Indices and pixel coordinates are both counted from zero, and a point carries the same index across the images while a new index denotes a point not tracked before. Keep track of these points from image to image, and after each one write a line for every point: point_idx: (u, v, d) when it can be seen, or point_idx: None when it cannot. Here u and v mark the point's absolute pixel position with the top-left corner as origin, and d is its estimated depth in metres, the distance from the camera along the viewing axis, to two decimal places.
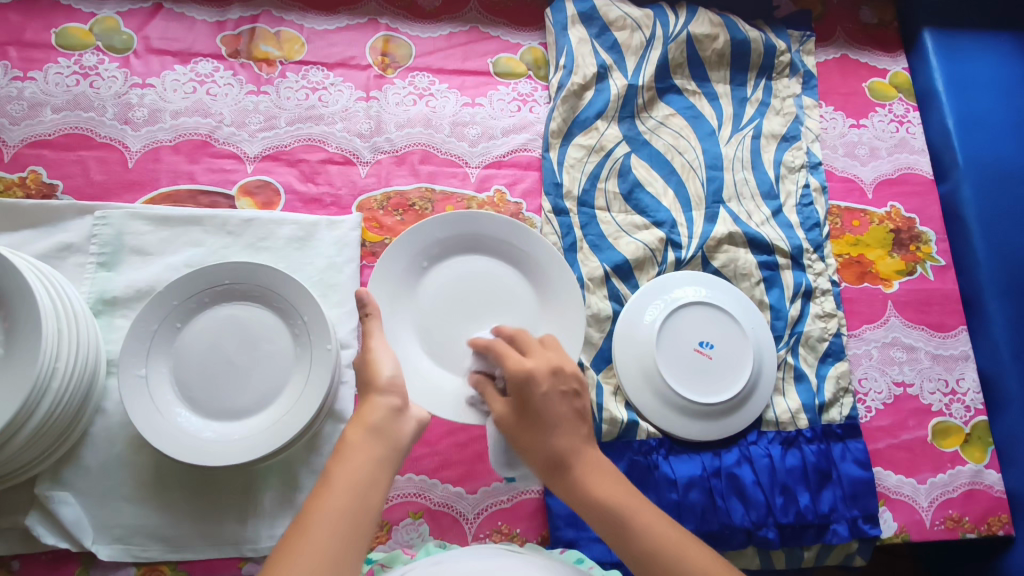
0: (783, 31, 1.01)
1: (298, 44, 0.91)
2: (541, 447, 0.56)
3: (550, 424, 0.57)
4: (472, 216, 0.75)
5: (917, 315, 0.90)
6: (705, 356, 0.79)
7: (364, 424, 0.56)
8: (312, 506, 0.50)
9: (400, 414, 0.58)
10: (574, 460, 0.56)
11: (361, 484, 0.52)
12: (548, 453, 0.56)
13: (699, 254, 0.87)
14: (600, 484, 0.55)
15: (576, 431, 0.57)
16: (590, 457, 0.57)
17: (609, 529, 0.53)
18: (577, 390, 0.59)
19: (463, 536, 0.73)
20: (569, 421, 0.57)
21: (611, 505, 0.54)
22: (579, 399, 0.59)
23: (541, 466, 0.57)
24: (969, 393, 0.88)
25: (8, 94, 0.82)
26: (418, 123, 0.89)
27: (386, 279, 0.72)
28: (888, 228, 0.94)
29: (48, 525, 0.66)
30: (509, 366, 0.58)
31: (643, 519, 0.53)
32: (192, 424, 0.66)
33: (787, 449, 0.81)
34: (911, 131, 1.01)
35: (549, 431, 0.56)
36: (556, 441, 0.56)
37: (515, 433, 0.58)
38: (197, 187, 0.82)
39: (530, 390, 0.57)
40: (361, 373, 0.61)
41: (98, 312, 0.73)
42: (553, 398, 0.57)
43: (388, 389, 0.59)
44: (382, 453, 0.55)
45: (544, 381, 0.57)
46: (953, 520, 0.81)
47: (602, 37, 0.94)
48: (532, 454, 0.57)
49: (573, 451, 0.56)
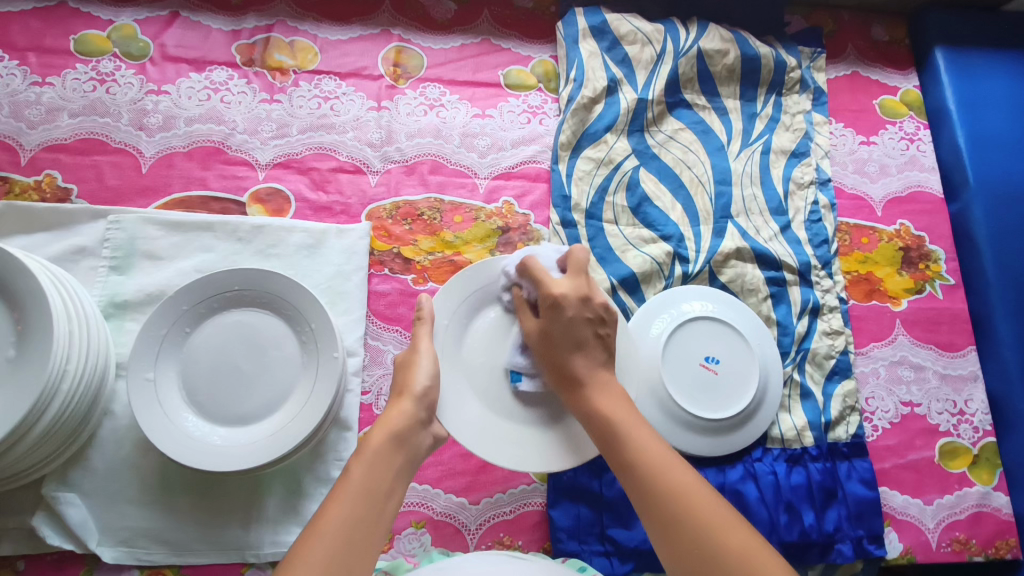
0: (793, 48, 1.01)
1: (311, 54, 0.92)
2: (562, 359, 0.64)
3: (576, 344, 0.64)
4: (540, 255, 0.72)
5: (926, 333, 0.90)
6: (711, 371, 0.79)
7: (388, 429, 0.58)
8: (330, 507, 0.51)
9: (423, 426, 0.61)
10: (589, 382, 0.63)
11: (374, 491, 0.54)
12: (567, 367, 0.64)
13: (706, 269, 0.87)
14: (608, 403, 0.62)
15: (594, 357, 0.65)
16: (604, 382, 0.64)
17: (605, 437, 0.60)
18: (602, 318, 0.66)
19: (465, 547, 0.73)
20: (592, 347, 0.65)
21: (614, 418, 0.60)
22: (604, 327, 0.66)
23: (559, 380, 0.65)
24: (978, 414, 0.87)
25: (27, 98, 0.83)
26: (429, 134, 0.90)
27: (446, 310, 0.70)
28: (897, 246, 0.94)
29: (54, 526, 0.67)
30: (546, 287, 0.66)
31: (635, 436, 0.59)
32: (198, 429, 0.67)
33: (792, 466, 0.80)
34: (921, 149, 1.00)
35: (571, 353, 0.64)
36: (576, 362, 0.64)
37: (540, 350, 0.66)
38: (209, 193, 0.83)
39: (560, 313, 0.64)
40: (401, 374, 0.64)
41: (109, 315, 0.74)
42: (577, 323, 0.65)
43: (421, 399, 0.62)
44: (400, 464, 0.58)
45: (572, 307, 0.65)
46: (960, 542, 0.80)
47: (613, 51, 0.95)
48: (553, 371, 0.65)
49: (589, 375, 0.64)
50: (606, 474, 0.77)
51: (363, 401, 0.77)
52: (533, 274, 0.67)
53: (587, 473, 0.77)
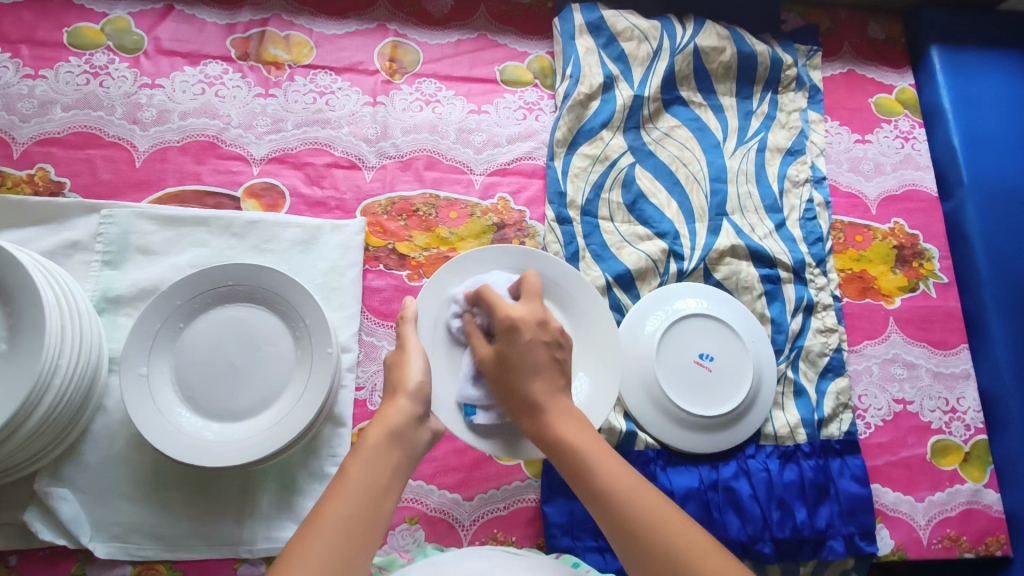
0: (790, 45, 1.01)
1: (306, 48, 0.91)
2: (519, 388, 0.59)
3: (529, 369, 0.59)
4: (544, 258, 0.73)
5: (919, 332, 0.90)
6: (705, 368, 0.79)
7: (385, 426, 0.56)
8: (327, 505, 0.50)
9: (421, 421, 0.59)
10: (546, 406, 0.58)
11: (375, 490, 0.52)
12: (523, 395, 0.59)
13: (701, 266, 0.87)
14: (569, 428, 0.57)
15: (553, 381, 0.60)
16: (560, 404, 0.59)
17: (523, 414, 0.59)
18: (559, 343, 0.61)
19: (459, 542, 0.73)
20: (549, 371, 0.60)
21: (531, 394, 0.58)
22: (561, 351, 0.61)
23: (516, 406, 0.59)
24: (969, 412, 0.88)
25: (19, 91, 0.82)
26: (424, 129, 0.90)
27: (453, 288, 0.70)
28: (891, 244, 0.94)
29: (46, 521, 0.67)
30: (501, 311, 0.61)
31: (602, 463, 0.54)
32: (192, 424, 0.66)
33: (785, 463, 0.81)
34: (916, 148, 1.01)
35: (529, 376, 0.59)
36: (534, 386, 0.59)
37: (494, 377, 0.61)
38: (203, 188, 0.83)
39: (515, 337, 0.60)
40: (392, 372, 0.62)
41: (102, 310, 0.74)
42: (535, 348, 0.60)
43: (416, 395, 0.60)
44: (399, 461, 0.55)
45: (529, 330, 0.60)
46: (951, 539, 0.81)
47: (609, 47, 0.95)
48: (508, 397, 0.60)
49: (547, 398, 0.58)
50: None
51: (357, 397, 0.77)
52: (487, 301, 0.64)
53: None
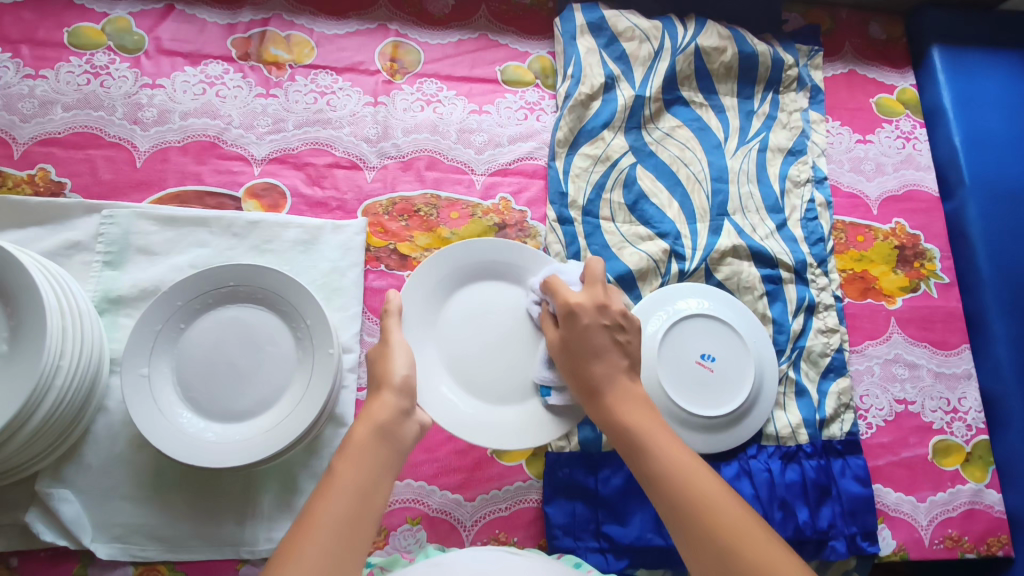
0: (791, 45, 1.01)
1: (307, 48, 0.91)
2: (581, 371, 0.64)
3: (592, 352, 0.64)
4: (510, 248, 0.76)
5: (920, 332, 0.90)
6: (707, 368, 0.79)
7: (371, 421, 0.57)
8: (318, 504, 0.50)
9: (408, 415, 0.60)
10: (606, 390, 0.63)
11: (363, 485, 0.52)
12: (585, 378, 0.64)
13: (703, 266, 0.87)
14: (628, 412, 0.61)
15: (615, 363, 0.64)
16: (622, 387, 0.63)
17: (588, 398, 0.64)
18: (619, 326, 0.66)
19: (460, 543, 0.73)
20: (611, 354, 0.65)
21: (594, 379, 0.64)
22: (622, 334, 0.66)
23: (581, 387, 0.65)
24: (971, 412, 0.87)
25: (20, 91, 0.82)
26: (425, 129, 0.89)
27: (425, 288, 0.73)
28: (892, 244, 0.94)
29: (47, 522, 0.66)
30: (563, 298, 0.67)
31: (656, 445, 0.58)
32: (193, 425, 0.66)
33: (787, 463, 0.81)
34: (917, 148, 1.01)
35: (589, 359, 0.64)
36: (595, 369, 0.64)
37: (561, 361, 0.67)
38: (204, 188, 0.82)
39: (575, 321, 0.65)
40: (377, 367, 0.63)
41: (103, 311, 0.73)
42: (595, 330, 0.65)
43: (401, 389, 0.60)
44: (387, 456, 0.55)
45: (587, 314, 0.65)
46: (952, 539, 0.81)
47: (611, 47, 0.95)
48: (574, 378, 0.65)
49: (607, 381, 0.63)
50: (602, 471, 0.77)
51: (358, 397, 0.77)
52: (552, 289, 0.69)
53: (584, 469, 0.77)
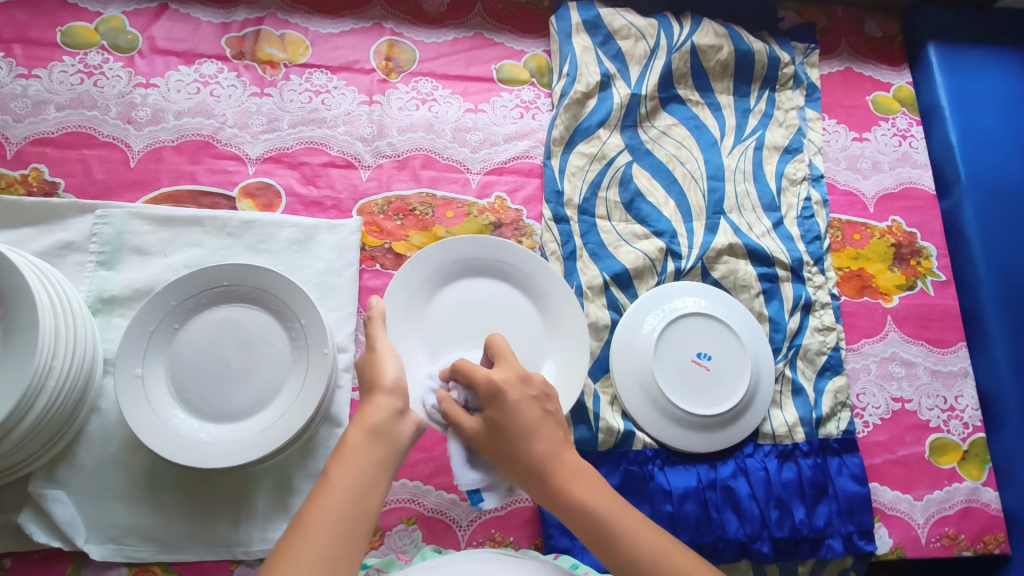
0: (787, 43, 1.01)
1: (302, 47, 0.91)
2: (516, 453, 0.56)
3: (524, 428, 0.56)
4: (507, 245, 0.76)
5: (917, 330, 0.90)
6: (703, 367, 0.79)
7: (365, 424, 0.55)
8: (312, 506, 0.49)
9: (402, 415, 0.58)
10: (553, 467, 0.56)
11: (360, 487, 0.51)
12: (523, 458, 0.56)
13: (699, 265, 0.87)
14: (583, 491, 0.55)
15: (552, 437, 0.57)
16: (566, 462, 0.56)
17: (528, 479, 0.56)
18: (544, 393, 0.60)
19: (456, 543, 0.73)
20: (545, 426, 0.58)
21: (534, 455, 0.56)
22: (550, 401, 0.60)
23: (521, 473, 0.57)
24: (968, 410, 0.87)
25: (13, 91, 0.82)
26: (421, 128, 0.89)
27: (411, 286, 0.74)
28: (888, 242, 0.94)
29: (41, 523, 0.66)
30: (480, 378, 0.59)
31: (629, 528, 0.52)
32: (187, 425, 0.66)
33: (784, 462, 0.80)
34: (914, 146, 1.00)
35: (526, 440, 0.56)
36: (533, 448, 0.56)
37: (485, 447, 0.58)
38: (199, 188, 0.82)
39: (501, 400, 0.57)
40: (365, 373, 0.61)
41: (97, 311, 0.73)
42: (524, 404, 0.57)
43: (393, 390, 0.59)
44: (382, 457, 0.54)
45: (513, 388, 0.58)
46: (949, 538, 0.81)
47: (606, 46, 0.94)
48: (508, 464, 0.57)
49: (551, 459, 0.56)
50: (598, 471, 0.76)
51: (353, 397, 0.77)
52: (464, 372, 0.61)
53: None
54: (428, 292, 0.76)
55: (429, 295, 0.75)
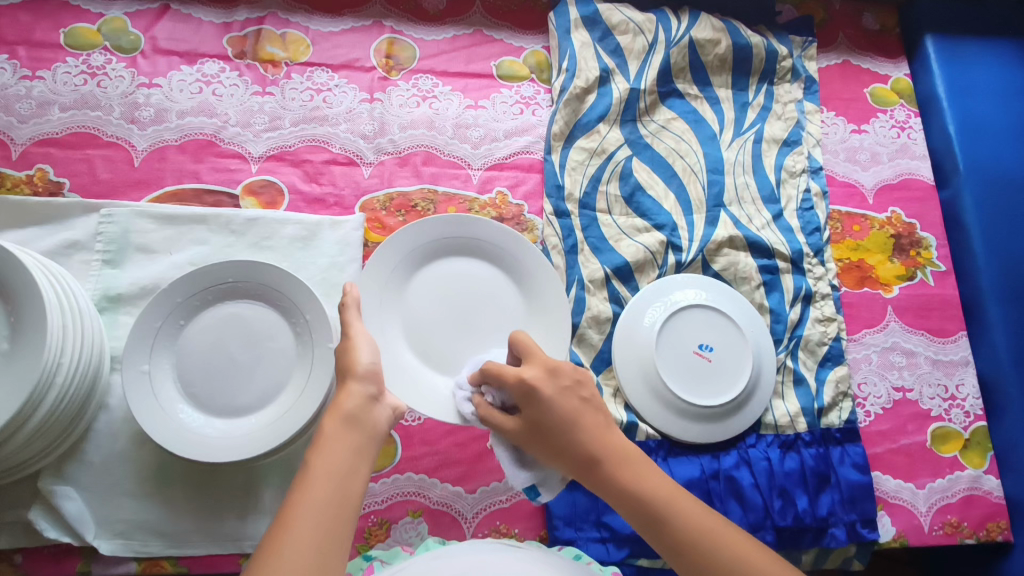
0: (785, 37, 1.01)
1: (303, 46, 0.91)
2: (563, 445, 0.56)
3: (564, 422, 0.56)
4: (477, 222, 0.76)
5: (917, 320, 0.91)
6: (705, 358, 0.80)
7: (339, 413, 0.55)
8: (296, 497, 0.49)
9: (376, 401, 0.58)
10: (604, 457, 0.55)
11: (339, 474, 0.51)
12: (571, 450, 0.56)
13: (700, 257, 0.87)
14: (634, 478, 0.55)
15: (595, 423, 0.57)
16: (616, 450, 0.56)
17: (578, 469, 0.56)
18: (580, 382, 0.59)
19: (462, 535, 0.73)
20: (586, 415, 0.57)
21: (581, 446, 0.56)
22: (585, 389, 0.59)
23: (570, 465, 0.57)
24: (969, 398, 0.88)
25: (17, 92, 0.82)
26: (422, 125, 0.90)
27: (381, 271, 0.74)
28: (888, 233, 0.94)
29: (51, 519, 0.67)
30: (512, 379, 0.58)
31: (680, 513, 0.53)
32: (194, 420, 0.67)
33: (786, 452, 0.81)
34: (912, 137, 1.01)
35: (570, 431, 0.56)
36: (580, 438, 0.56)
37: (530, 444, 0.58)
38: (202, 186, 0.83)
39: (536, 398, 0.57)
40: (340, 359, 0.60)
41: (103, 309, 0.74)
42: (561, 398, 0.57)
43: (366, 376, 0.58)
44: (359, 443, 0.54)
45: (545, 385, 0.57)
46: (952, 525, 0.81)
47: (605, 41, 0.95)
48: (557, 458, 0.57)
49: (599, 446, 0.56)
50: None
51: None
52: (494, 374, 0.60)
53: None
54: (404, 276, 0.76)
55: (406, 276, 0.76)
